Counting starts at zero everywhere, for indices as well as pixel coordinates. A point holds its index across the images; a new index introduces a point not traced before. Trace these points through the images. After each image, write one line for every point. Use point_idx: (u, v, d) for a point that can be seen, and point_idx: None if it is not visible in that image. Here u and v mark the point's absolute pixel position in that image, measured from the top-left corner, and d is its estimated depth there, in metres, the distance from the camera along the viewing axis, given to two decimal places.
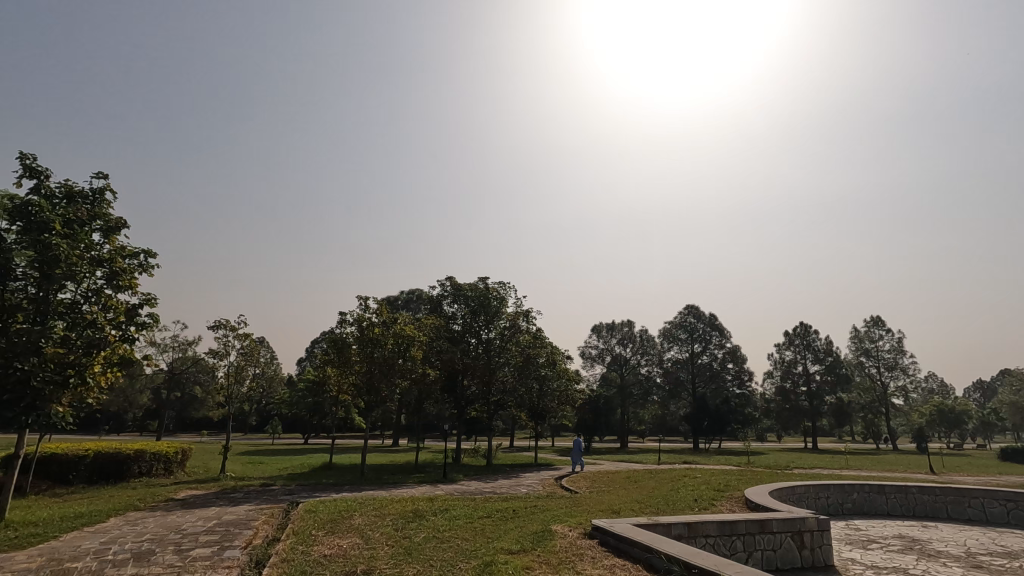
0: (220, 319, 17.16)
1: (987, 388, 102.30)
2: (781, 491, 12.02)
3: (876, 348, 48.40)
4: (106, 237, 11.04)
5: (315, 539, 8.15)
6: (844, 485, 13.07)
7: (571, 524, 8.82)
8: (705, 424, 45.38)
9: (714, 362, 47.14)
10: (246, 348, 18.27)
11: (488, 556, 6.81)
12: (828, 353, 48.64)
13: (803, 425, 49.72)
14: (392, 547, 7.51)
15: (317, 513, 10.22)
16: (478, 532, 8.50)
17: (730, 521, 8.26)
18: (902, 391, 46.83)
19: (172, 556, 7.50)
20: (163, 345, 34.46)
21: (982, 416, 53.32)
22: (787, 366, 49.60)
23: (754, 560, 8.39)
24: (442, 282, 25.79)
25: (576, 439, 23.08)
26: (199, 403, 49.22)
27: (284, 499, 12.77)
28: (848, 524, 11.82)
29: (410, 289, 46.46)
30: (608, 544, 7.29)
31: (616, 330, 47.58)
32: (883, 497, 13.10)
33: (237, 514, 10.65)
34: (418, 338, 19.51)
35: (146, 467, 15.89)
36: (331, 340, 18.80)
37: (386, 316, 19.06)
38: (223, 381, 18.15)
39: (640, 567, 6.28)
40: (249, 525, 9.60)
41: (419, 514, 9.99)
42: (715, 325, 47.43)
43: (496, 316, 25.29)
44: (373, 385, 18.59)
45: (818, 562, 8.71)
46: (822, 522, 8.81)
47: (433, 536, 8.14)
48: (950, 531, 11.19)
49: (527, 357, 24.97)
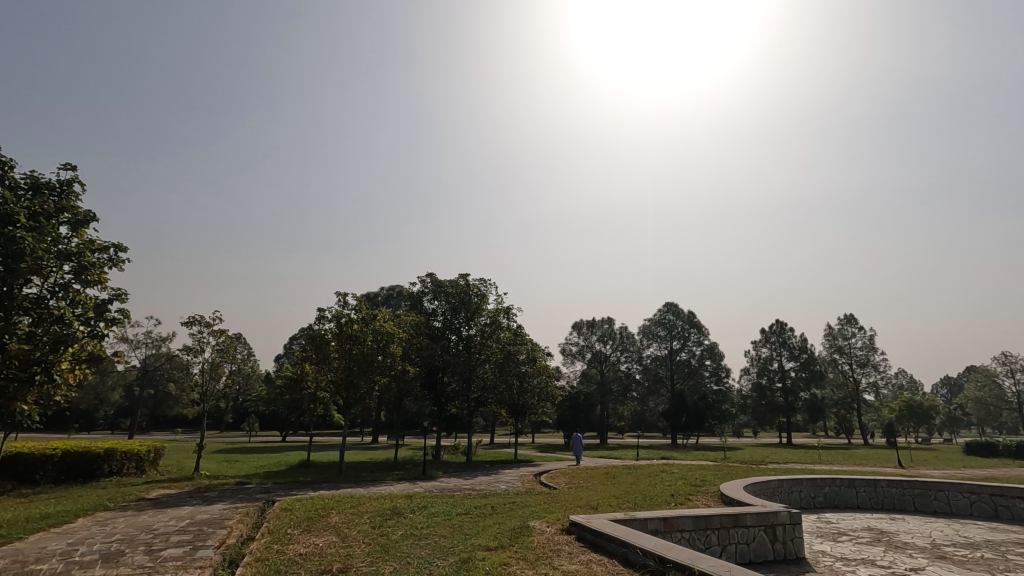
0: (194, 315, 16.84)
1: (954, 385, 106.02)
2: (756, 485, 12.21)
3: (849, 345, 49.38)
4: (74, 231, 10.78)
5: (290, 539, 8.03)
6: (816, 480, 13.36)
7: (550, 520, 8.87)
8: (683, 420, 45.37)
9: (693, 358, 47.67)
10: (221, 345, 17.98)
11: (466, 553, 6.82)
12: (803, 350, 49.62)
13: (778, 421, 50.71)
14: (369, 546, 7.45)
15: (293, 512, 10.08)
16: (456, 529, 8.50)
17: (705, 515, 8.38)
18: (874, 388, 47.90)
19: (143, 557, 7.35)
20: (135, 341, 33.65)
21: (949, 412, 54.97)
22: (763, 363, 50.59)
23: (728, 553, 8.53)
24: (423, 278, 25.66)
25: (577, 436, 25.40)
26: (173, 400, 48.19)
27: (260, 497, 12.60)
28: (819, 517, 12.11)
29: (390, 285, 46.19)
30: (585, 539, 7.36)
31: (596, 327, 47.95)
32: (853, 490, 13.44)
33: (211, 513, 10.48)
34: (398, 335, 19.33)
35: (117, 467, 15.53)
36: (309, 336, 18.62)
37: (365, 313, 18.87)
38: (198, 378, 17.79)
39: (615, 561, 6.37)
40: (223, 524, 9.45)
41: (398, 512, 9.93)
42: (693, 323, 47.97)
43: (476, 312, 25.22)
44: (352, 382, 18.41)
45: (790, 554, 8.90)
46: (794, 515, 8.99)
47: (410, 534, 8.10)
48: (916, 523, 11.53)
49: (507, 354, 24.89)
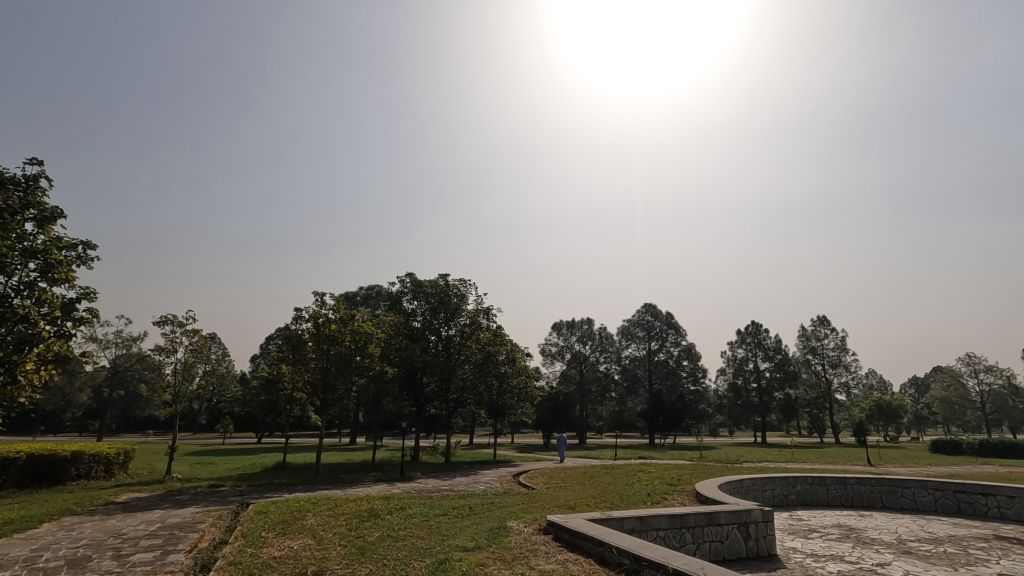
0: (166, 314, 16.51)
1: (922, 384, 109.36)
2: (731, 484, 12.42)
3: (822, 345, 50.21)
4: (41, 227, 10.49)
5: (264, 541, 7.93)
6: (788, 478, 13.65)
7: (527, 520, 8.91)
8: (661, 420, 45.70)
9: (671, 359, 48.19)
10: (194, 344, 17.66)
11: (443, 554, 6.79)
12: (777, 351, 50.74)
13: (753, 420, 51.77)
14: (345, 547, 7.40)
15: (267, 514, 9.97)
16: (434, 530, 8.46)
17: (681, 514, 8.50)
18: (845, 388, 48.99)
19: (111, 562, 7.17)
20: (105, 341, 32.72)
21: (917, 411, 56.46)
22: (739, 364, 51.49)
23: (702, 552, 8.67)
24: (402, 278, 25.57)
25: (558, 436, 25.48)
26: (144, 401, 46.95)
27: (233, 500, 12.38)
28: (791, 515, 12.36)
29: (369, 284, 45.85)
30: (562, 538, 7.40)
31: (576, 328, 48.29)
32: (824, 488, 13.77)
33: (182, 517, 10.25)
34: (376, 335, 19.18)
35: (84, 470, 15.14)
36: (285, 336, 18.39)
37: (343, 313, 18.70)
38: (170, 379, 17.39)
39: (592, 561, 6.42)
40: (196, 528, 9.27)
41: (375, 513, 9.87)
42: (671, 324, 48.53)
43: (456, 313, 25.25)
44: (329, 382, 18.21)
45: (762, 552, 9.07)
46: (766, 513, 9.16)
47: (387, 536, 8.05)
48: (884, 519, 11.86)
49: (487, 355, 24.66)
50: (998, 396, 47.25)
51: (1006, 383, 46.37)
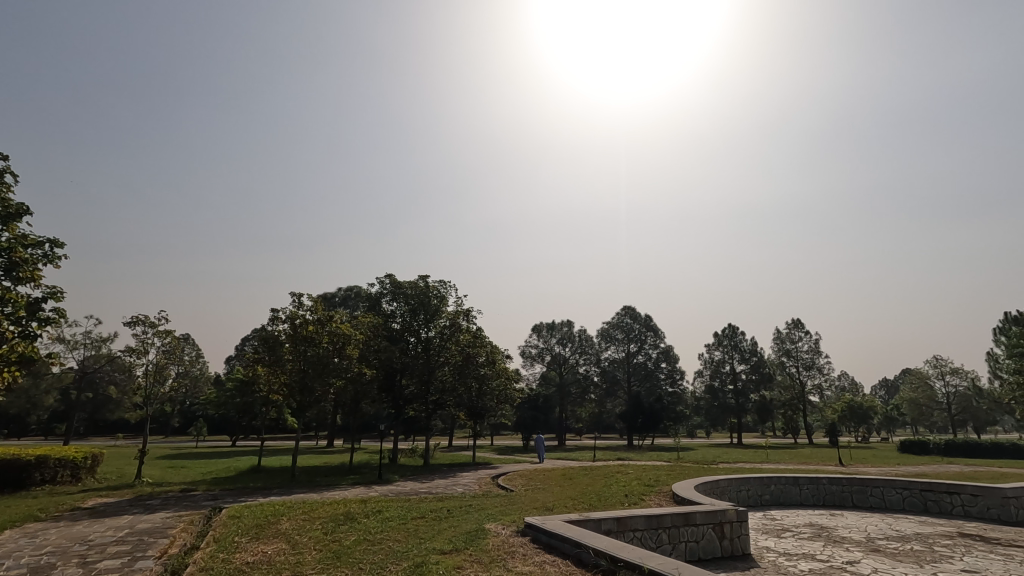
0: (137, 315, 16.13)
1: (891, 386, 112.29)
2: (707, 485, 12.57)
3: (796, 348, 51.04)
4: (4, 224, 10.15)
5: (236, 547, 7.77)
6: (763, 478, 13.88)
7: (505, 522, 8.90)
8: (640, 421, 46.09)
9: (649, 361, 48.69)
10: (167, 346, 17.30)
11: (420, 557, 6.76)
12: (753, 353, 51.64)
13: (729, 421, 52.57)
14: (320, 552, 7.31)
15: (241, 519, 9.79)
16: (411, 533, 8.41)
17: (657, 515, 8.59)
18: (818, 389, 50.01)
19: (76, 569, 6.97)
20: (73, 341, 31.83)
21: (886, 412, 57.87)
22: (716, 366, 52.27)
23: (678, 552, 8.77)
24: (382, 279, 25.40)
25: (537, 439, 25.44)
26: (114, 404, 45.75)
27: (205, 504, 12.14)
28: (765, 514, 12.58)
29: (348, 285, 45.39)
30: (539, 540, 7.41)
31: (556, 330, 48.52)
32: (797, 488, 14.03)
33: (152, 522, 10.01)
34: (355, 336, 18.97)
35: (50, 475, 14.68)
36: (261, 337, 18.13)
37: (321, 314, 18.47)
38: (141, 381, 16.96)
39: (569, 562, 6.43)
40: (165, 533, 9.06)
41: (351, 516, 9.77)
42: (650, 326, 49.04)
43: (436, 314, 25.19)
44: (306, 384, 17.98)
45: (737, 551, 9.20)
46: (740, 513, 9.30)
47: (363, 540, 7.96)
48: (854, 518, 12.14)
49: (466, 357, 24.56)
50: (963, 397, 48.76)
51: (970, 385, 47.86)
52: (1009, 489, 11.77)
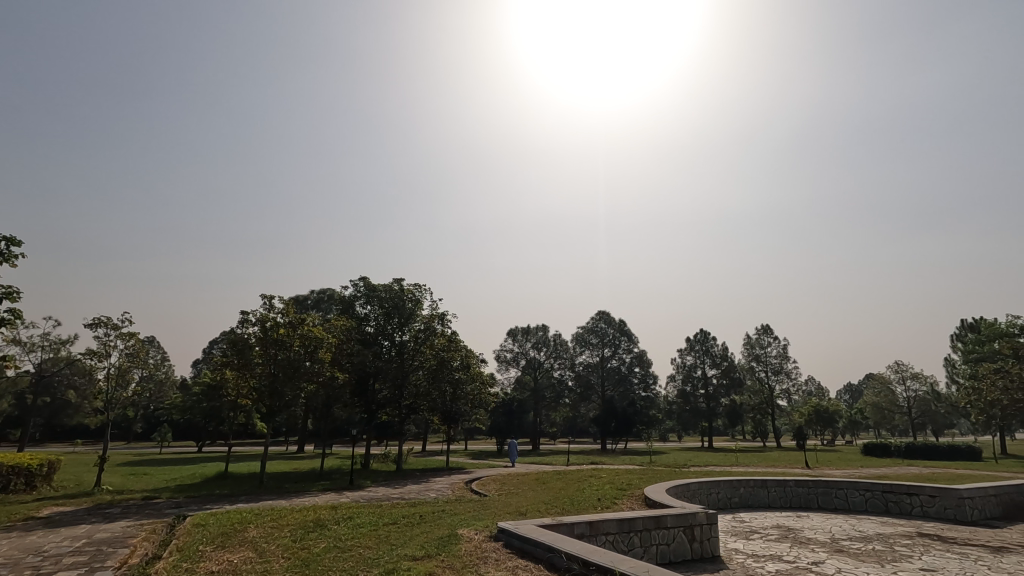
0: (99, 316, 15.59)
1: (855, 391, 115.58)
2: (678, 488, 12.73)
3: (765, 353, 52.11)
4: None
5: (201, 556, 7.55)
6: (732, 481, 14.12)
7: (478, 527, 8.86)
8: (613, 426, 46.72)
9: (623, 365, 49.16)
10: (131, 348, 16.77)
11: (391, 564, 6.68)
12: (724, 358, 52.55)
13: (701, 425, 53.39)
14: (288, 560, 7.16)
15: (207, 527, 9.52)
16: (382, 539, 8.29)
17: (629, 518, 8.67)
18: (786, 394, 51.18)
19: None
20: (31, 344, 30.58)
21: (851, 416, 59.51)
22: (688, 370, 53.11)
23: (650, 555, 8.85)
24: (356, 282, 25.10)
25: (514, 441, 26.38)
26: (73, 409, 44.07)
27: (169, 512, 11.78)
28: (734, 517, 12.80)
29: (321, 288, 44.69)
30: (512, 545, 7.40)
31: (531, 334, 48.64)
32: (765, 491, 14.30)
33: (112, 532, 9.66)
34: (328, 339, 18.67)
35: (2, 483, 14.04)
36: (230, 340, 17.72)
37: (293, 316, 18.14)
38: (102, 385, 16.35)
39: (541, 566, 6.43)
40: (125, 543, 8.74)
41: (321, 523, 9.59)
42: (624, 331, 49.52)
43: (410, 318, 25.00)
44: (276, 388, 17.66)
45: (706, 553, 9.34)
46: (710, 516, 9.43)
47: (333, 547, 7.81)
48: (819, 519, 12.43)
49: (441, 361, 24.43)
50: (922, 401, 50.45)
51: (929, 390, 49.60)
52: (965, 490, 12.22)
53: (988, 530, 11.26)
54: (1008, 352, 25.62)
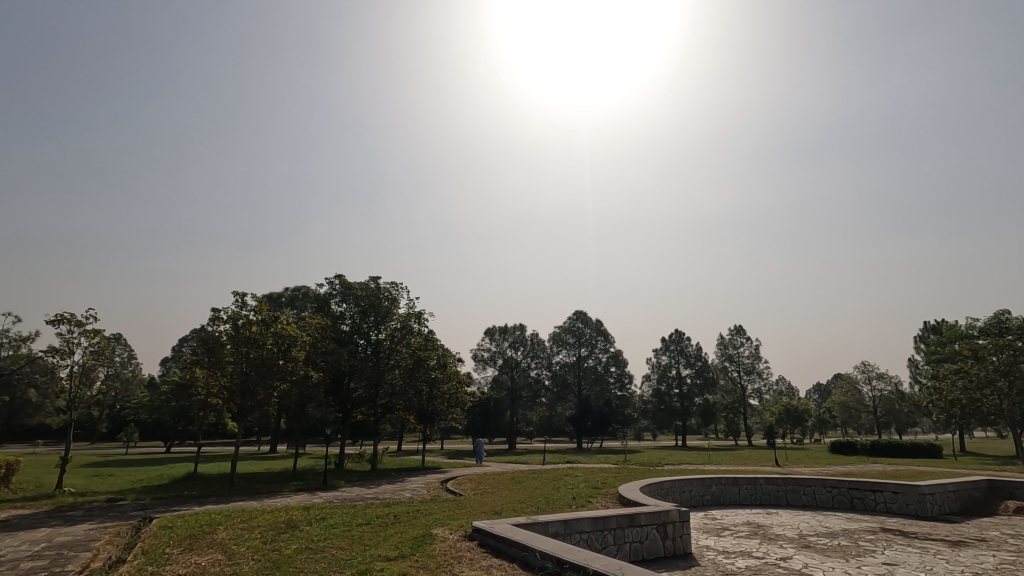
0: (62, 312, 15.06)
1: (825, 392, 118.77)
2: (651, 486, 12.89)
3: (738, 353, 52.98)
4: None
5: (167, 559, 7.36)
6: (704, 479, 14.34)
7: (453, 527, 8.84)
8: (589, 425, 47.28)
9: (599, 365, 49.52)
10: (95, 346, 16.26)
11: (364, 565, 6.61)
12: (698, 358, 53.26)
13: (675, 424, 54.13)
14: (259, 561, 7.03)
15: (173, 529, 9.29)
16: (356, 540, 8.22)
17: (603, 516, 8.75)
18: (758, 393, 52.22)
19: None
20: None
21: (819, 415, 61.01)
22: (663, 370, 53.76)
23: (623, 552, 8.93)
24: (331, 279, 24.78)
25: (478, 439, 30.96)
26: (34, 408, 42.47)
27: (134, 514, 11.46)
28: (706, 514, 13.01)
29: (295, 285, 44.00)
30: (487, 544, 7.40)
31: (508, 334, 48.60)
32: (736, 488, 14.57)
33: (73, 535, 9.34)
34: (302, 339, 18.38)
35: None
36: (201, 338, 17.40)
37: (266, 315, 17.85)
38: (64, 384, 15.78)
39: (515, 566, 6.43)
40: (87, 547, 8.46)
41: (293, 524, 9.42)
42: (600, 331, 49.85)
43: (386, 317, 24.75)
44: (247, 387, 17.30)
45: (678, 550, 9.45)
46: (682, 513, 9.56)
47: (306, 548, 7.71)
48: (789, 516, 12.72)
49: (417, 359, 24.29)
50: (887, 400, 51.93)
51: (893, 390, 51.10)
52: (925, 486, 12.65)
53: (948, 525, 11.67)
54: (969, 353, 26.48)
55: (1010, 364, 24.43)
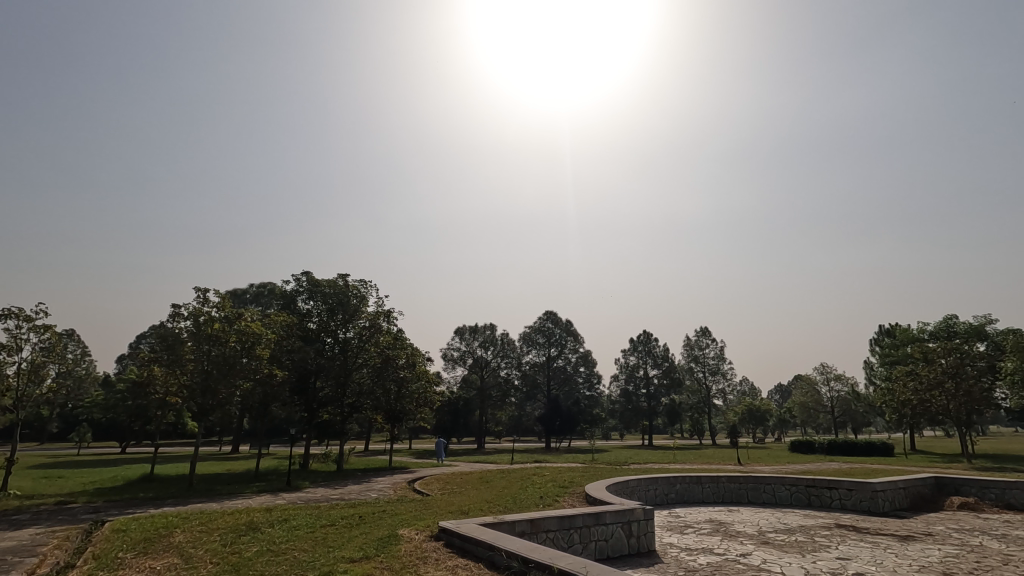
0: (10, 307, 14.40)
1: (786, 392, 122.17)
2: (617, 485, 13.03)
3: (704, 354, 54.11)
4: None
5: (120, 564, 7.08)
6: (669, 478, 14.61)
7: (419, 527, 8.77)
8: (557, 424, 47.54)
9: (568, 365, 49.91)
10: (45, 342, 15.61)
11: (327, 566, 6.52)
12: (665, 359, 54.11)
13: (641, 424, 54.88)
14: (217, 565, 6.84)
15: (126, 533, 8.94)
16: (319, 541, 8.08)
17: (569, 515, 8.82)
18: (722, 393, 53.44)
19: None
20: None
21: (780, 414, 62.72)
22: (631, 370, 54.46)
23: (588, 551, 9.03)
24: (298, 276, 24.34)
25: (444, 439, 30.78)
26: None
27: (85, 517, 11.00)
28: (670, 512, 13.24)
29: (260, 283, 43.16)
30: (453, 544, 7.38)
31: (477, 334, 48.51)
32: (700, 487, 14.87)
33: (18, 540, 8.92)
34: (266, 336, 17.92)
35: None
36: (159, 335, 16.91)
37: (229, 311, 17.39)
38: (11, 381, 15.08)
39: (481, 566, 6.43)
40: (33, 552, 8.09)
41: (254, 526, 9.21)
42: (570, 331, 50.21)
43: (354, 315, 24.34)
44: (208, 386, 16.81)
45: (643, 548, 9.59)
46: (646, 512, 9.71)
47: (267, 550, 7.54)
48: (748, 513, 13.03)
49: (385, 358, 24.03)
50: (844, 401, 53.72)
51: (850, 390, 52.83)
52: (878, 483, 13.11)
53: (897, 521, 12.13)
54: (920, 355, 27.59)
55: (957, 367, 25.57)
